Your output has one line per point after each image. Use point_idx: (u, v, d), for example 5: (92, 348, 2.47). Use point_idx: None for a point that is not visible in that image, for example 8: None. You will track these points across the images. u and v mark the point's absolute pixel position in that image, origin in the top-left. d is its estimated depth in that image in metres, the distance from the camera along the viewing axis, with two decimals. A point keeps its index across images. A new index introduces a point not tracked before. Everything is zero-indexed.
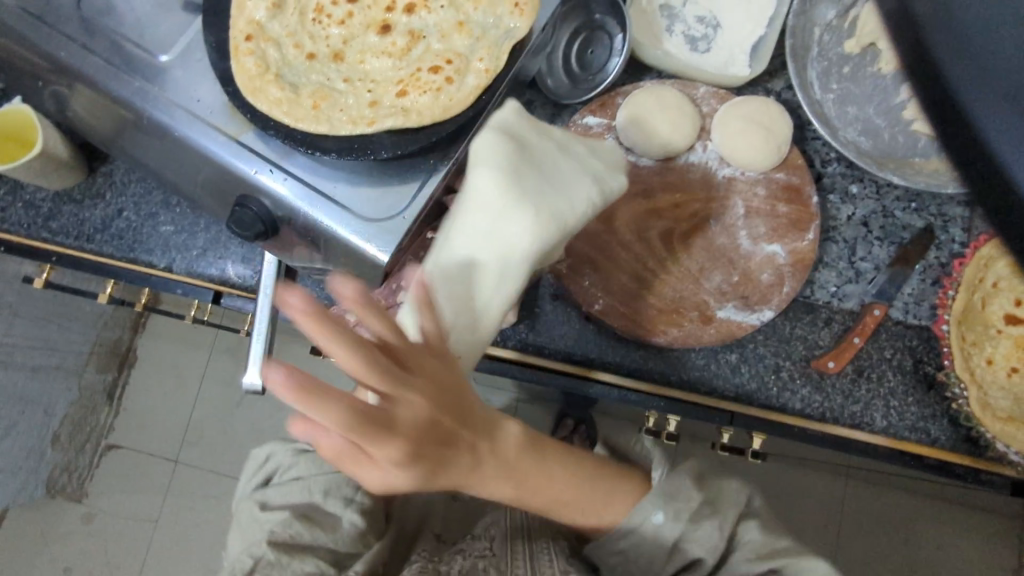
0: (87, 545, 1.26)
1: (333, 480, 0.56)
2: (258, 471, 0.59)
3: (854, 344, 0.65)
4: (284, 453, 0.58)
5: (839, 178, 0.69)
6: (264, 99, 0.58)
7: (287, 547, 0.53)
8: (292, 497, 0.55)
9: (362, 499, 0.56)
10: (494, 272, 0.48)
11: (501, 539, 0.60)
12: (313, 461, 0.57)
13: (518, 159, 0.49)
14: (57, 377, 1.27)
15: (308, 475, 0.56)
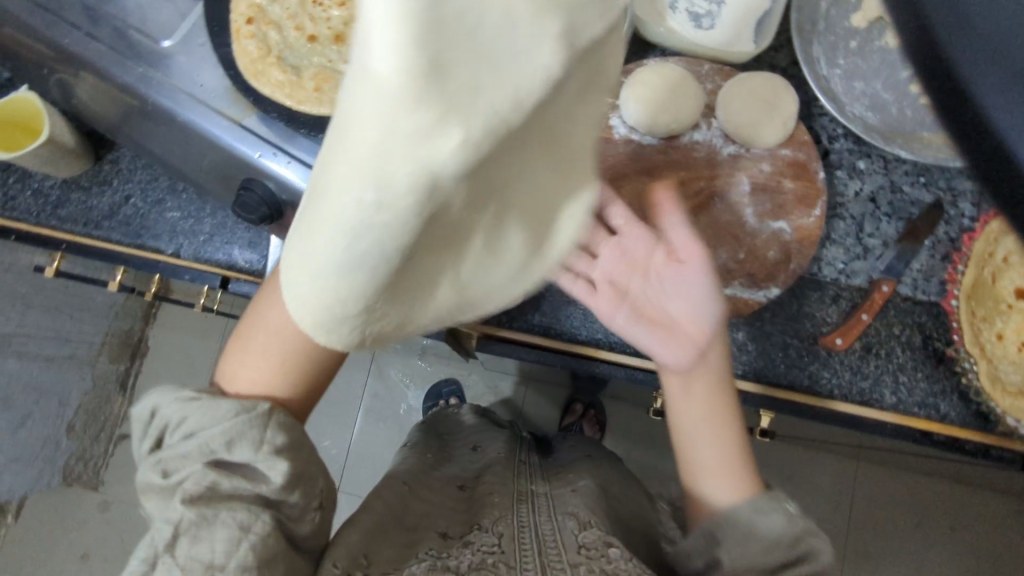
0: (103, 534, 1.28)
1: (237, 427, 0.45)
2: (146, 434, 0.47)
3: (862, 321, 0.64)
4: (167, 403, 0.47)
5: (846, 154, 0.68)
6: (267, 81, 0.59)
7: (210, 500, 0.43)
8: (192, 456, 0.44)
9: (278, 440, 0.46)
10: (412, 214, 0.33)
11: (510, 536, 0.51)
12: (207, 409, 0.45)
13: (438, 35, 0.29)
14: (69, 367, 1.29)
15: (203, 427, 0.45)
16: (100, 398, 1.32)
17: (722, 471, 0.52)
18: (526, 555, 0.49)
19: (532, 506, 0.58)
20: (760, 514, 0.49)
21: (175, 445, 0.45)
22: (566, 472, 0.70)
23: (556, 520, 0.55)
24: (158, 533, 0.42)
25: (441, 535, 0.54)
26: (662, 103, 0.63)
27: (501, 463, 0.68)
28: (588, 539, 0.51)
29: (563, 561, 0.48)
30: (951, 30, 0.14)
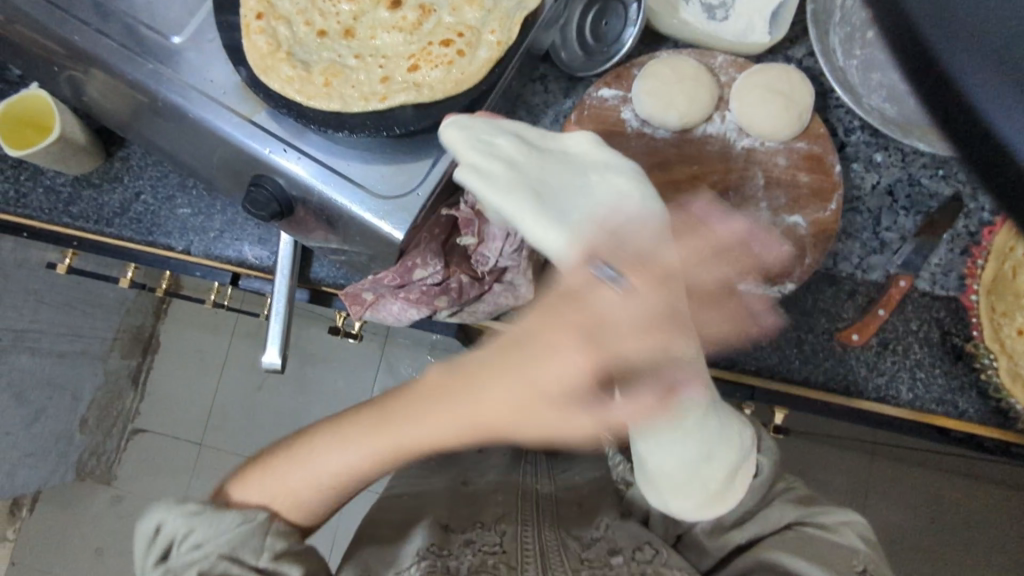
0: (114, 526, 1.35)
1: (238, 536, 0.50)
2: (151, 546, 0.51)
3: (878, 316, 0.63)
4: (173, 518, 0.50)
5: (863, 146, 0.67)
6: (276, 77, 0.57)
7: None
8: (198, 563, 0.49)
9: (277, 545, 0.52)
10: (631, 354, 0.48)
11: (513, 537, 0.52)
12: (210, 521, 0.50)
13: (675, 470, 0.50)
14: (85, 362, 1.27)
15: (209, 538, 0.50)
16: (112, 393, 1.34)
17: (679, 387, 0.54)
18: (527, 557, 0.49)
19: (537, 511, 0.57)
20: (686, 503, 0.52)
21: (183, 555, 0.50)
22: (574, 470, 0.70)
23: (559, 530, 0.55)
24: None
25: (442, 526, 0.54)
26: (688, 91, 0.63)
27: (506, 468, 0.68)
28: (591, 553, 0.51)
29: (564, 565, 0.49)
30: (947, 37, 0.15)
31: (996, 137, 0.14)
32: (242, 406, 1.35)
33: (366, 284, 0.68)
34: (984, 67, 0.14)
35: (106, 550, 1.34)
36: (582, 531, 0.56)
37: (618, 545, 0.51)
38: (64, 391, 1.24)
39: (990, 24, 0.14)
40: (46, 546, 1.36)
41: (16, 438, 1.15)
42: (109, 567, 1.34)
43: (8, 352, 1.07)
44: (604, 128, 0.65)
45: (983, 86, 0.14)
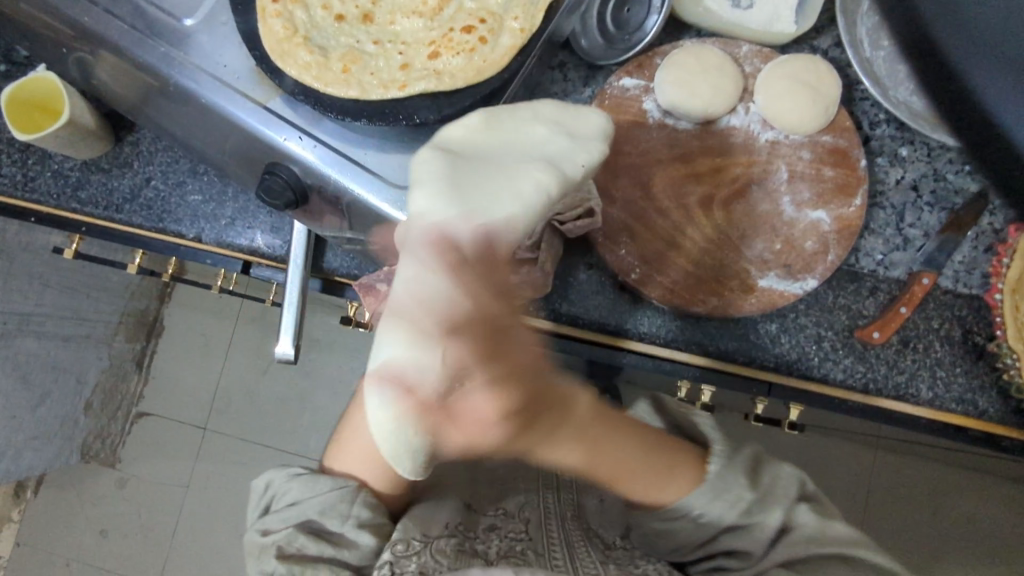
0: (120, 509, 1.36)
1: (330, 498, 0.52)
2: (259, 501, 0.55)
3: (901, 314, 0.63)
4: (283, 482, 0.54)
5: (889, 140, 0.66)
6: (293, 63, 0.56)
7: (298, 557, 0.48)
8: (291, 521, 0.51)
9: (363, 514, 0.52)
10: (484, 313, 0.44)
11: (537, 523, 0.53)
12: (307, 483, 0.53)
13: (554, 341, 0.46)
14: (88, 346, 1.26)
15: (306, 498, 0.52)
16: (117, 376, 1.34)
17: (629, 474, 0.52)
18: (553, 543, 0.49)
19: (560, 501, 0.59)
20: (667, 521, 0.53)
21: (281, 515, 0.52)
22: None
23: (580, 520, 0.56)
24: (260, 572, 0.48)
25: (465, 506, 0.57)
26: (712, 80, 0.61)
27: None
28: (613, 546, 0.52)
29: (590, 555, 0.49)
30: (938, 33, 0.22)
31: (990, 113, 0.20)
32: (247, 392, 1.35)
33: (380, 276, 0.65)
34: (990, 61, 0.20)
35: (111, 531, 1.35)
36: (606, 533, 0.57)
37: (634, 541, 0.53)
38: (69, 374, 1.24)
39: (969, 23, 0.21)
40: (52, 528, 1.37)
41: (22, 421, 1.15)
42: (116, 548, 1.35)
43: (13, 335, 1.06)
44: (626, 119, 0.64)
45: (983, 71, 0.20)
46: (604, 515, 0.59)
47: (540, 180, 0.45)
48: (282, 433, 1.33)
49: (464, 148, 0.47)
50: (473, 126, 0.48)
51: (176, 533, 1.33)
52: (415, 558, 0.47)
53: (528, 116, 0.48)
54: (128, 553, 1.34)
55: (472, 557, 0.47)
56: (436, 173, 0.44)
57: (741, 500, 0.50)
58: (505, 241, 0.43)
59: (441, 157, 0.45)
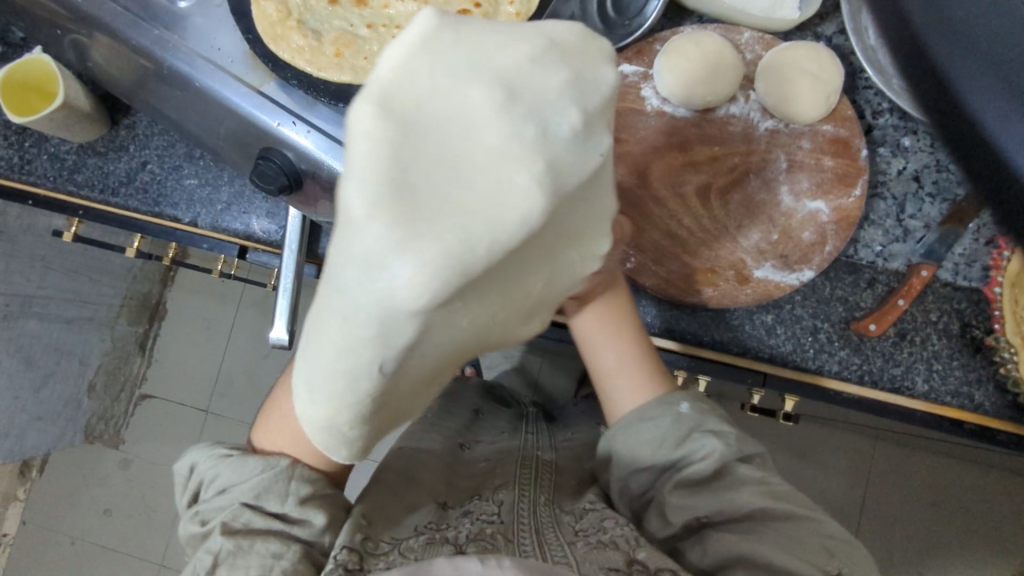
0: (123, 488, 1.37)
1: (264, 481, 0.50)
2: (186, 489, 0.53)
3: (899, 307, 0.62)
4: (212, 466, 0.51)
5: (891, 130, 0.65)
6: (286, 46, 0.56)
7: (246, 533, 0.46)
8: (222, 507, 0.49)
9: (303, 491, 0.50)
10: (379, 340, 0.33)
11: (509, 507, 0.50)
12: (237, 467, 0.50)
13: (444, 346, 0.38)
14: (90, 328, 1.27)
15: (236, 485, 0.49)
16: (119, 358, 1.35)
17: (636, 382, 0.57)
18: (523, 529, 0.46)
19: (535, 480, 0.56)
20: (646, 420, 0.54)
21: (212, 503, 0.49)
22: (575, 441, 0.70)
23: (553, 507, 0.52)
24: (198, 562, 0.45)
25: (439, 505, 0.53)
26: (717, 66, 0.60)
27: (507, 441, 0.67)
28: (585, 525, 0.49)
29: (559, 539, 0.46)
30: (936, 29, 0.19)
31: (978, 122, 0.17)
32: (248, 375, 1.36)
33: None
34: (979, 68, 0.18)
35: (114, 510, 1.37)
36: (573, 503, 0.54)
37: (608, 515, 0.51)
38: (71, 355, 1.25)
39: (969, 21, 0.18)
40: (57, 506, 1.39)
41: (25, 401, 1.16)
42: (119, 527, 1.37)
43: (16, 318, 1.06)
44: (623, 106, 0.63)
45: (970, 79, 0.18)
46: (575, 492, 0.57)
47: (526, 203, 0.30)
48: None
49: (423, 99, 0.30)
50: (439, 60, 0.31)
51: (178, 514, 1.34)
52: (383, 557, 0.44)
53: (523, 56, 0.33)
54: (132, 532, 1.36)
55: (441, 545, 0.44)
56: (375, 155, 0.28)
57: (727, 438, 0.51)
58: (456, 288, 0.30)
59: (382, 123, 0.29)
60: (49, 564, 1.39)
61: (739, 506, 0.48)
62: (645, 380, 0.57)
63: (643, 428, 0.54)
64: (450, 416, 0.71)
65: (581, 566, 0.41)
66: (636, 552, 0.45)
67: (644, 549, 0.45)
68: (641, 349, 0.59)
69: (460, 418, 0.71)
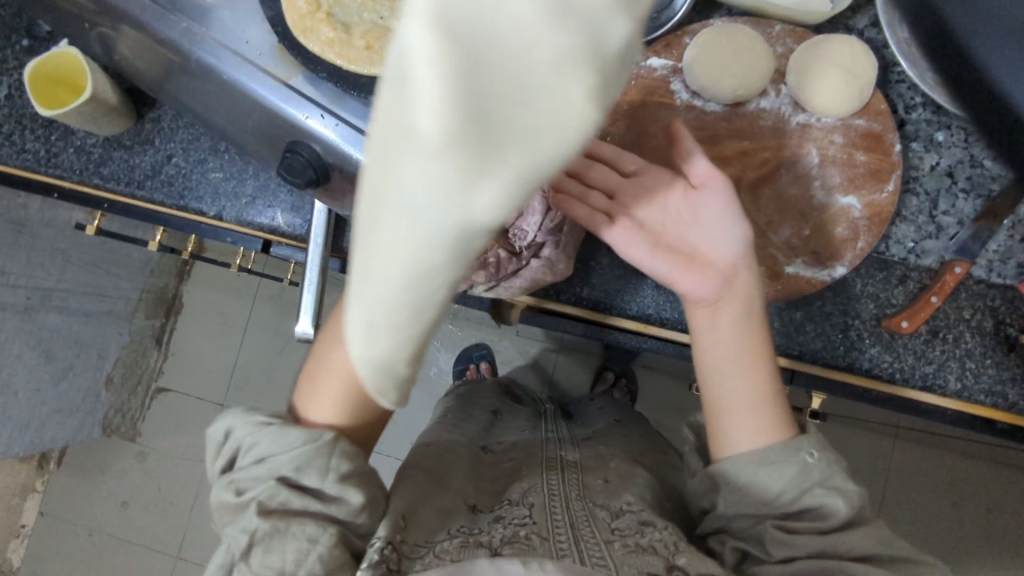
0: (141, 480, 1.38)
1: (304, 454, 0.48)
2: (221, 454, 0.51)
3: (932, 304, 0.61)
4: (249, 432, 0.50)
5: (924, 125, 0.64)
6: (316, 39, 0.57)
7: (281, 514, 0.46)
8: (261, 477, 0.48)
9: (343, 467, 0.48)
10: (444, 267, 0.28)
11: (542, 507, 0.49)
12: (276, 436, 0.49)
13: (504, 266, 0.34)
14: (109, 321, 1.28)
15: (275, 455, 0.48)
16: (137, 351, 1.36)
17: (760, 420, 0.52)
18: (558, 527, 0.46)
19: (565, 480, 0.56)
20: (769, 465, 0.50)
21: (251, 472, 0.48)
22: (597, 439, 0.70)
23: (585, 501, 0.52)
24: (234, 540, 0.45)
25: (470, 508, 0.53)
26: (746, 60, 0.60)
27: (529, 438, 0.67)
28: (623, 524, 0.49)
29: (596, 537, 0.46)
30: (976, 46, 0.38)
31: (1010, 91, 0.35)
32: (265, 369, 1.36)
33: None
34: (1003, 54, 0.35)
35: (132, 502, 1.38)
36: (609, 501, 0.53)
37: (647, 518, 0.50)
38: (90, 349, 1.25)
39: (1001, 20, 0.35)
40: (75, 498, 1.40)
41: (45, 394, 1.16)
42: (136, 519, 1.37)
43: (37, 311, 1.06)
44: (652, 100, 0.62)
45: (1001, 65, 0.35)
46: (608, 489, 0.56)
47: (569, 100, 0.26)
48: None
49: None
50: None
51: (195, 507, 1.35)
52: (419, 560, 0.45)
53: None
54: (149, 524, 1.37)
55: (476, 548, 0.44)
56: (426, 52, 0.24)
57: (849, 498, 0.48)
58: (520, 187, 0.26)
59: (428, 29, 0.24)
60: (66, 556, 1.40)
61: (841, 546, 0.47)
62: (756, 420, 0.52)
63: (762, 473, 0.50)
64: (469, 419, 0.71)
65: (619, 569, 0.40)
66: (676, 558, 0.45)
67: (684, 556, 0.45)
68: (771, 394, 0.54)
69: (478, 421, 0.71)
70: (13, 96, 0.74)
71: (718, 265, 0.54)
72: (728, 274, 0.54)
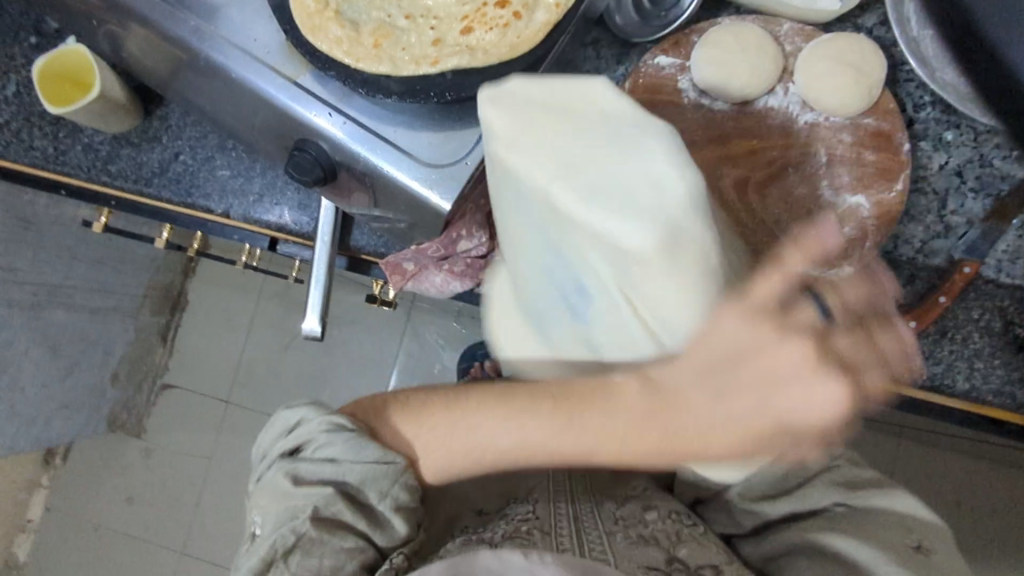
0: (146, 476, 1.39)
1: (372, 471, 0.45)
2: (281, 434, 0.47)
3: (940, 304, 0.61)
4: (323, 432, 0.45)
5: (933, 124, 0.64)
6: (324, 37, 0.55)
7: (326, 524, 0.44)
8: (324, 479, 0.44)
9: (402, 497, 0.46)
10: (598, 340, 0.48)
11: (546, 503, 0.50)
12: (352, 446, 0.45)
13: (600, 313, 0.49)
14: (115, 318, 1.28)
15: (346, 464, 0.44)
16: (142, 348, 1.37)
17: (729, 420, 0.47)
18: (561, 521, 0.46)
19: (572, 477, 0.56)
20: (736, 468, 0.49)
21: (314, 467, 0.45)
22: None
23: (592, 491, 0.53)
24: (278, 538, 0.44)
25: (476, 513, 0.54)
26: (755, 59, 0.59)
27: None
28: (626, 512, 0.50)
29: (598, 528, 0.46)
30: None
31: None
32: (270, 366, 1.36)
33: (405, 255, 0.68)
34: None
35: (138, 498, 1.39)
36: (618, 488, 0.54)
37: (652, 505, 0.51)
38: (96, 345, 1.26)
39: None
40: (81, 494, 1.41)
41: (52, 390, 1.16)
42: (141, 515, 1.38)
43: (44, 308, 1.07)
44: (660, 99, 0.62)
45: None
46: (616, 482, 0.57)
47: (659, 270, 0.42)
48: None
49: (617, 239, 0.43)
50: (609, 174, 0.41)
51: (200, 503, 1.35)
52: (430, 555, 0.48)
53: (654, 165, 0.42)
54: (154, 520, 1.37)
55: (478, 544, 0.44)
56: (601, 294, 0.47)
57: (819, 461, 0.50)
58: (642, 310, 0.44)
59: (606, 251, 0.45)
60: (72, 551, 1.40)
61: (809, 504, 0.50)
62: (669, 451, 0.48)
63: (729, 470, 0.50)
64: None
65: (620, 563, 0.40)
66: (676, 551, 0.44)
67: (685, 548, 0.45)
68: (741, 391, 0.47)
69: None
70: (20, 93, 0.74)
71: (768, 358, 0.42)
72: (768, 353, 0.43)
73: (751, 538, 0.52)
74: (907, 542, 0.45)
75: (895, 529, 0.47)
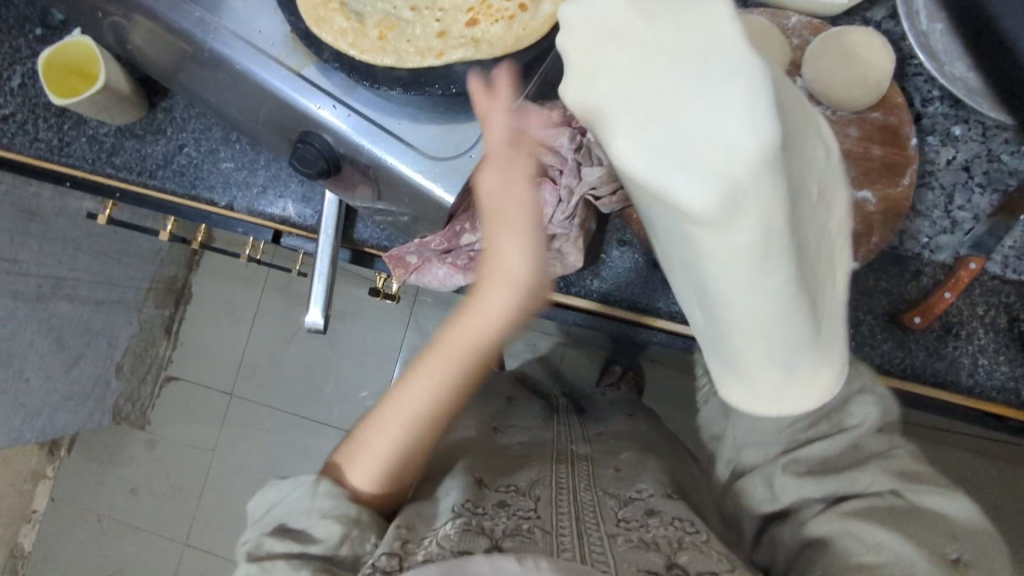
0: (150, 468, 1.39)
1: (298, 496, 0.51)
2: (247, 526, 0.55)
3: (946, 299, 0.60)
4: (262, 494, 0.53)
5: (941, 119, 0.63)
6: (328, 28, 0.54)
7: (267, 555, 0.47)
8: (264, 525, 0.50)
9: (326, 505, 0.50)
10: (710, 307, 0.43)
11: (547, 502, 0.49)
12: (276, 489, 0.52)
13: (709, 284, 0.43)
14: (119, 310, 1.29)
15: (277, 501, 0.51)
16: (145, 340, 1.37)
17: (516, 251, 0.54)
18: (562, 521, 0.46)
19: (575, 472, 0.56)
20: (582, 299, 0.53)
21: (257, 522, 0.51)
22: (608, 431, 0.71)
23: (595, 490, 0.53)
24: None
25: (475, 480, 0.53)
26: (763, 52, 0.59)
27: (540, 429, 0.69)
28: (629, 513, 0.50)
29: (600, 530, 0.46)
30: None
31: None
32: (273, 359, 1.37)
33: (410, 248, 0.68)
34: None
35: (141, 490, 1.39)
36: (620, 489, 0.54)
37: (655, 508, 0.50)
38: (101, 337, 1.26)
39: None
40: (85, 485, 1.42)
41: (57, 382, 1.17)
42: (145, 507, 1.39)
43: (48, 299, 1.07)
44: None
45: None
46: (621, 478, 0.57)
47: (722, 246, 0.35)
48: (308, 399, 1.34)
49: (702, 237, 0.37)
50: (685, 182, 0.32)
51: (203, 495, 1.36)
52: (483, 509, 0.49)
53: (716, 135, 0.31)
54: (157, 512, 1.38)
55: (478, 536, 0.43)
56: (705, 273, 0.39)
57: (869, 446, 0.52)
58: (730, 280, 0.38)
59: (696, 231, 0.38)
60: (75, 542, 1.41)
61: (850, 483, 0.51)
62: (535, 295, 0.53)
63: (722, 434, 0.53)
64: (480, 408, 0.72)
65: (619, 567, 0.40)
66: (677, 556, 0.44)
67: (685, 554, 0.44)
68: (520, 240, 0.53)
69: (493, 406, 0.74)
70: (26, 85, 0.74)
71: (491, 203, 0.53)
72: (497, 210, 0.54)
73: (789, 518, 0.52)
74: (948, 551, 0.45)
75: (942, 532, 0.46)
